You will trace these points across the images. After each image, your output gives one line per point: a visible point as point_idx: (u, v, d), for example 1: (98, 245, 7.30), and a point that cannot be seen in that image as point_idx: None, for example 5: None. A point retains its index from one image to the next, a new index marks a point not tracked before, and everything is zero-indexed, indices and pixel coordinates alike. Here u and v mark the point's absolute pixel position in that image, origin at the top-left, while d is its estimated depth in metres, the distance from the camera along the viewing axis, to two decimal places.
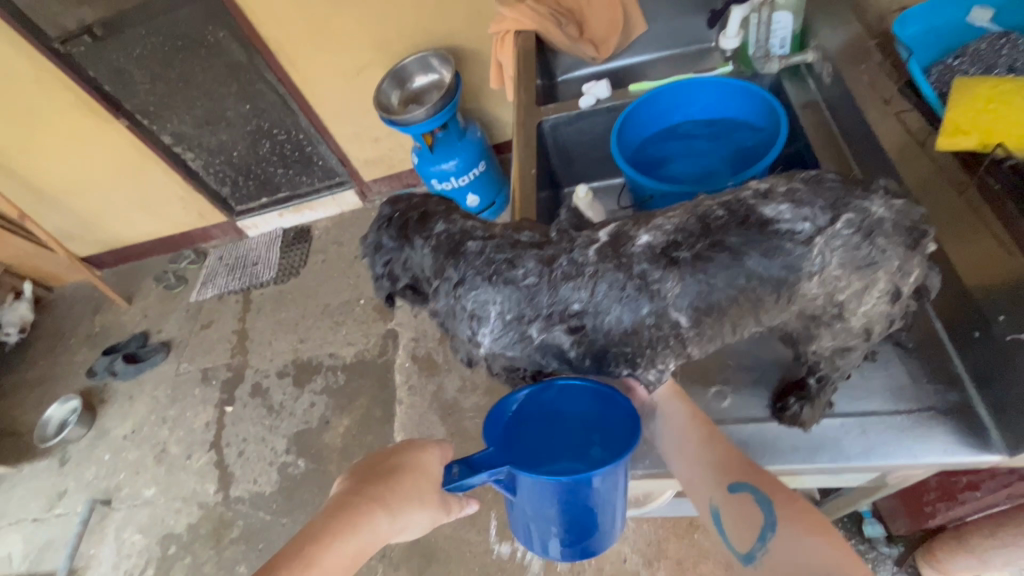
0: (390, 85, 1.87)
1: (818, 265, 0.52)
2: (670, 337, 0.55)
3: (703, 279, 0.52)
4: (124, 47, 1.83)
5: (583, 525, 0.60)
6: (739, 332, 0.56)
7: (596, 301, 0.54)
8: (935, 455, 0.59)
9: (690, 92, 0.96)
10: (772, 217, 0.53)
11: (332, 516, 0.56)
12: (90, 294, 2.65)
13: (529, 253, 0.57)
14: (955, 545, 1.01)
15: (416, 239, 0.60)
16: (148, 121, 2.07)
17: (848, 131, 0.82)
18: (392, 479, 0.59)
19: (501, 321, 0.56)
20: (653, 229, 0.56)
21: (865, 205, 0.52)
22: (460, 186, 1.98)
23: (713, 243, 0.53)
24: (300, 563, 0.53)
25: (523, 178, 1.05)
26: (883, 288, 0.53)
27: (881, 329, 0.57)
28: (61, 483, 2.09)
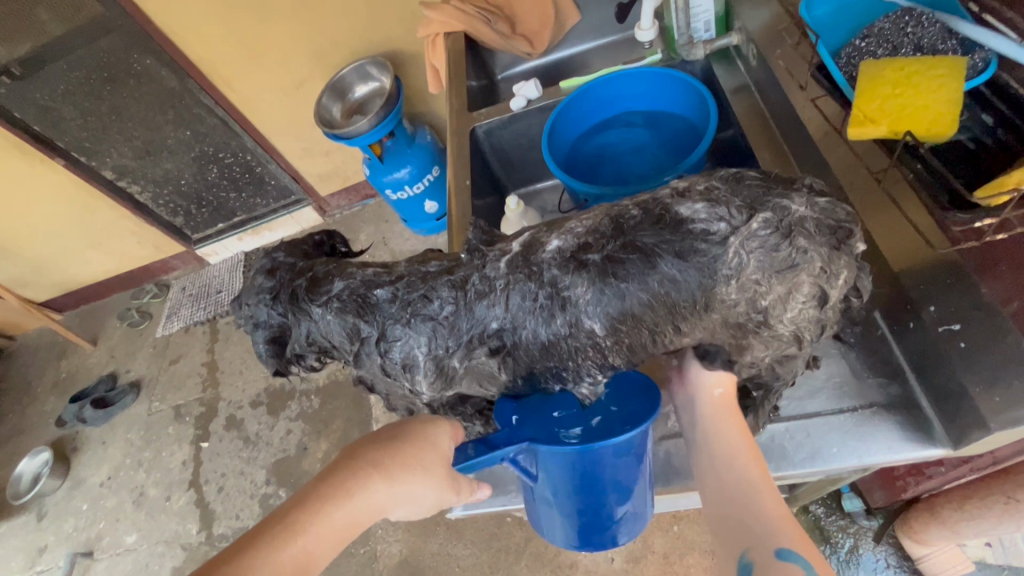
0: (331, 98, 1.79)
1: (735, 266, 0.46)
2: (589, 348, 0.51)
3: (618, 290, 0.48)
4: (46, 85, 1.71)
5: (605, 510, 0.53)
6: (659, 342, 0.52)
7: (512, 315, 0.51)
8: (879, 454, 0.56)
9: (622, 83, 0.93)
10: (686, 216, 0.48)
11: (327, 481, 0.51)
12: (52, 339, 2.54)
13: (440, 281, 0.53)
14: (929, 517, 1.01)
15: (312, 306, 0.55)
16: (86, 157, 1.96)
17: (778, 115, 0.79)
18: (393, 445, 0.53)
19: (430, 362, 0.53)
20: (564, 233, 0.51)
21: (784, 204, 0.46)
22: (415, 194, 1.91)
23: (625, 244, 0.48)
24: (282, 528, 0.48)
25: (458, 190, 1.00)
26: (808, 292, 0.48)
27: (812, 336, 0.52)
28: (39, 539, 2.02)
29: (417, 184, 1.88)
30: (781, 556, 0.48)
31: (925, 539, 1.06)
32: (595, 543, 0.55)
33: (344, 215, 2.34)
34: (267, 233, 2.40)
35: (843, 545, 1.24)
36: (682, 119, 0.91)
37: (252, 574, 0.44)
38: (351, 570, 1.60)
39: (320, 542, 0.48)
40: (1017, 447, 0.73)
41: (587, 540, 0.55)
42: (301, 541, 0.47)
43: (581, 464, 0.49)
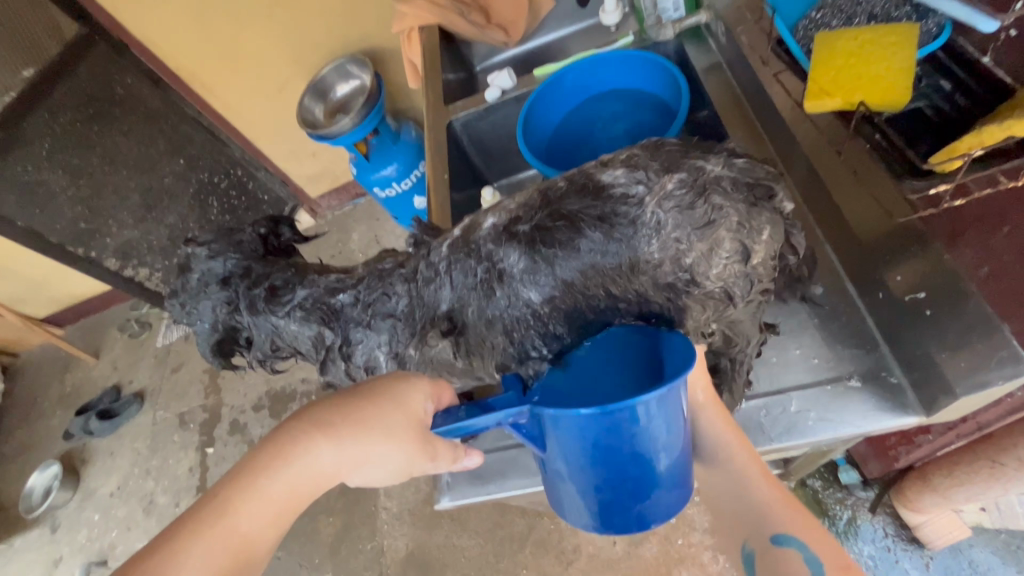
0: (313, 99, 1.78)
1: (654, 225, 0.46)
2: (529, 318, 0.50)
3: (548, 259, 0.48)
4: (30, 150, 1.62)
5: (631, 485, 0.46)
6: (594, 314, 0.50)
7: (457, 294, 0.52)
8: (855, 425, 0.57)
9: (595, 69, 0.93)
10: (608, 182, 0.48)
11: (266, 449, 0.50)
12: (55, 353, 2.56)
13: (394, 277, 0.56)
14: (922, 486, 1.01)
15: (277, 316, 0.58)
16: (83, 248, 1.87)
17: (749, 92, 0.79)
18: (341, 405, 0.52)
19: (391, 358, 0.56)
20: (498, 211, 0.53)
21: (700, 164, 0.47)
22: (404, 191, 1.90)
23: (552, 213, 0.49)
24: (218, 506, 0.48)
25: (436, 184, 1.00)
26: (730, 248, 0.46)
27: (743, 293, 0.49)
28: (54, 550, 2.05)
29: (405, 180, 1.87)
30: (777, 542, 0.51)
31: (920, 507, 1.07)
32: (614, 523, 0.48)
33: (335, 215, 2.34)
34: None
35: (841, 517, 1.24)
36: (654, 102, 0.90)
37: (184, 557, 0.45)
38: (359, 566, 1.62)
39: (259, 517, 0.49)
40: (998, 411, 0.73)
41: (609, 521, 0.48)
42: (232, 517, 0.48)
43: (591, 431, 0.42)
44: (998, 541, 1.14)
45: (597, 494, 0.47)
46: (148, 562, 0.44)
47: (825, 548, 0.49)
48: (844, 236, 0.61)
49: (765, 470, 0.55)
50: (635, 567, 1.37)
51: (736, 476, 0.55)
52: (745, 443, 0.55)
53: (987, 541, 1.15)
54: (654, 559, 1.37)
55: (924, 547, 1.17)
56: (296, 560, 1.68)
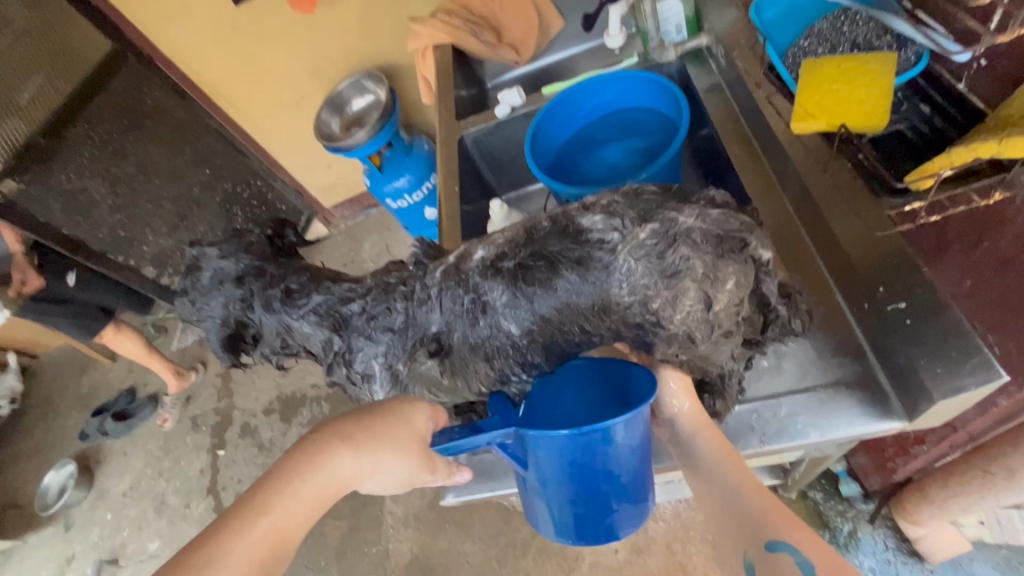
0: (330, 113, 1.84)
1: (625, 271, 0.49)
2: (507, 347, 0.54)
3: (528, 294, 0.51)
4: (72, 158, 1.63)
5: (603, 500, 0.53)
6: (569, 342, 0.54)
7: (446, 319, 0.56)
8: (841, 428, 0.60)
9: (600, 87, 0.97)
10: (586, 227, 0.51)
11: (292, 457, 0.54)
12: (74, 355, 2.62)
13: (395, 294, 0.59)
14: (919, 497, 1.03)
15: (290, 317, 0.61)
16: (123, 257, 1.83)
17: (747, 113, 0.83)
18: (362, 417, 0.56)
19: (387, 368, 0.59)
20: (488, 244, 0.56)
21: (673, 216, 0.49)
22: (415, 202, 1.96)
23: (533, 252, 0.52)
24: (253, 508, 0.51)
25: (447, 196, 1.04)
26: (694, 297, 0.49)
27: (704, 338, 0.52)
28: (67, 548, 2.09)
29: (416, 192, 1.93)
30: (772, 549, 0.51)
31: (918, 519, 1.08)
32: (587, 533, 0.54)
33: (348, 225, 2.40)
34: None
35: (841, 528, 1.25)
36: (652, 121, 0.96)
37: (227, 555, 0.48)
38: (364, 569, 1.64)
39: (289, 519, 0.52)
40: (987, 420, 0.75)
41: (582, 533, 0.54)
42: (269, 518, 0.51)
43: (570, 450, 0.49)
44: (999, 556, 1.15)
45: (572, 507, 0.53)
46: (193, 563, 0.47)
47: (818, 551, 0.49)
48: (833, 253, 0.65)
49: (756, 481, 0.57)
50: (636, 574, 1.39)
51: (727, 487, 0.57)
52: (733, 457, 0.58)
53: (988, 556, 1.15)
54: (655, 568, 1.38)
55: (924, 561, 1.18)
56: (303, 563, 1.71)
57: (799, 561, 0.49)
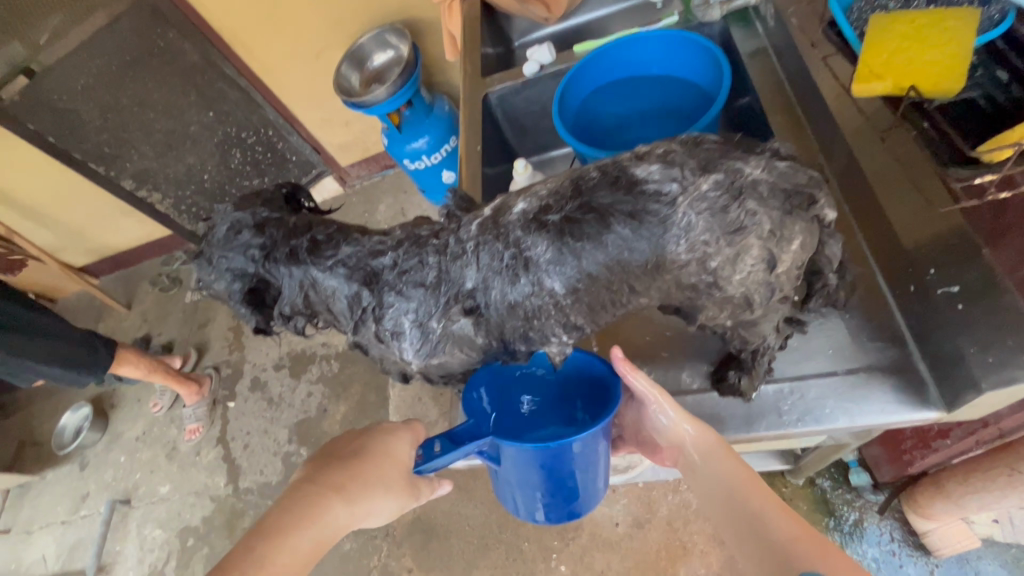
0: (350, 67, 1.79)
1: (685, 226, 0.47)
2: (551, 306, 0.51)
3: (575, 249, 0.48)
4: (66, 81, 1.71)
5: (568, 491, 0.61)
6: (619, 305, 0.52)
7: (482, 275, 0.52)
8: (872, 416, 0.57)
9: (636, 47, 0.92)
10: (642, 177, 0.48)
11: (289, 509, 0.54)
12: (89, 302, 2.64)
13: (428, 248, 0.56)
14: (934, 492, 1.01)
15: (316, 270, 0.58)
16: (105, 167, 2.00)
17: (795, 79, 0.78)
18: (355, 464, 0.58)
19: (419, 329, 0.54)
20: (529, 198, 0.53)
21: (738, 166, 0.47)
22: (433, 164, 1.91)
23: (583, 205, 0.49)
24: (251, 565, 0.50)
25: (469, 155, 1.01)
26: (756, 256, 0.48)
27: (762, 300, 0.52)
28: (82, 486, 2.15)
29: (435, 154, 1.88)
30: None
31: (931, 513, 1.06)
32: (551, 515, 0.64)
33: (364, 185, 2.36)
34: None
35: (847, 518, 1.23)
36: (688, 85, 0.91)
37: None
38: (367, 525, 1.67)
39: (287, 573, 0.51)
40: (1020, 417, 0.72)
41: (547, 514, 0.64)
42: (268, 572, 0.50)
43: (542, 457, 0.55)
44: (1008, 555, 1.12)
45: (539, 496, 0.61)
46: None
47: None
48: (880, 231, 0.61)
49: (789, 513, 0.58)
50: (635, 549, 1.40)
51: (749, 511, 0.59)
52: (752, 478, 0.60)
53: (997, 554, 1.13)
54: (654, 544, 1.39)
55: (930, 555, 1.16)
56: None
57: None
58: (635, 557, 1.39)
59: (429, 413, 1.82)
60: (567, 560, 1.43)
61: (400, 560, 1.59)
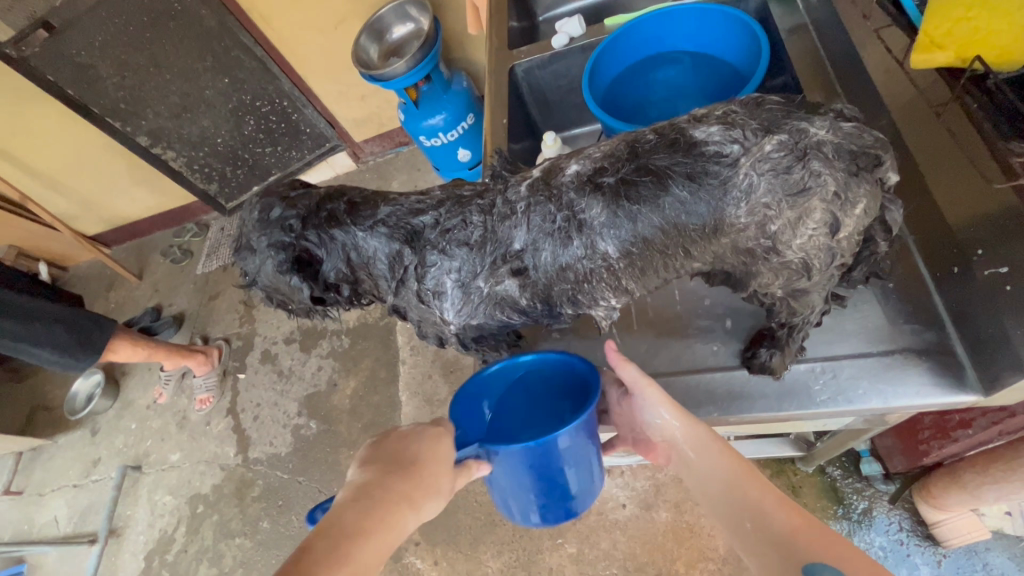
0: (369, 39, 1.75)
1: (747, 188, 0.52)
2: (603, 269, 0.58)
3: (631, 212, 0.55)
4: (86, 38, 1.72)
5: (561, 489, 0.62)
6: (673, 268, 0.58)
7: (531, 236, 0.58)
8: (908, 398, 0.56)
9: (670, 21, 0.90)
10: (701, 139, 0.53)
11: (362, 506, 0.52)
12: (100, 271, 2.64)
13: (472, 207, 0.61)
14: (949, 482, 1.01)
15: (358, 232, 0.64)
16: (120, 122, 2.01)
17: (837, 57, 0.76)
18: (424, 471, 0.56)
19: (460, 287, 0.61)
20: (582, 159, 0.58)
21: (802, 127, 0.51)
22: (449, 142, 1.89)
23: (638, 167, 0.54)
24: (335, 560, 0.48)
25: (495, 129, 0.99)
26: (819, 219, 0.51)
27: (823, 266, 0.55)
28: (94, 452, 2.18)
29: (451, 131, 1.86)
30: (808, 571, 0.48)
31: (943, 504, 1.06)
32: (548, 517, 0.65)
33: (378, 161, 2.34)
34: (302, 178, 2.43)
35: (857, 506, 1.24)
36: (718, 60, 0.90)
37: None
38: None
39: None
40: None
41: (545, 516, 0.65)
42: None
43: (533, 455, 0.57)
44: (1017, 548, 1.13)
45: (535, 499, 0.62)
46: None
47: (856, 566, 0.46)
48: (927, 212, 0.60)
49: (787, 505, 0.54)
50: (642, 530, 1.41)
51: (745, 505, 0.56)
52: (736, 463, 0.59)
53: (1005, 547, 1.13)
54: (661, 526, 1.40)
55: (938, 545, 1.16)
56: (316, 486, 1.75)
57: None
58: (641, 538, 1.40)
59: (439, 390, 1.83)
60: (573, 539, 1.45)
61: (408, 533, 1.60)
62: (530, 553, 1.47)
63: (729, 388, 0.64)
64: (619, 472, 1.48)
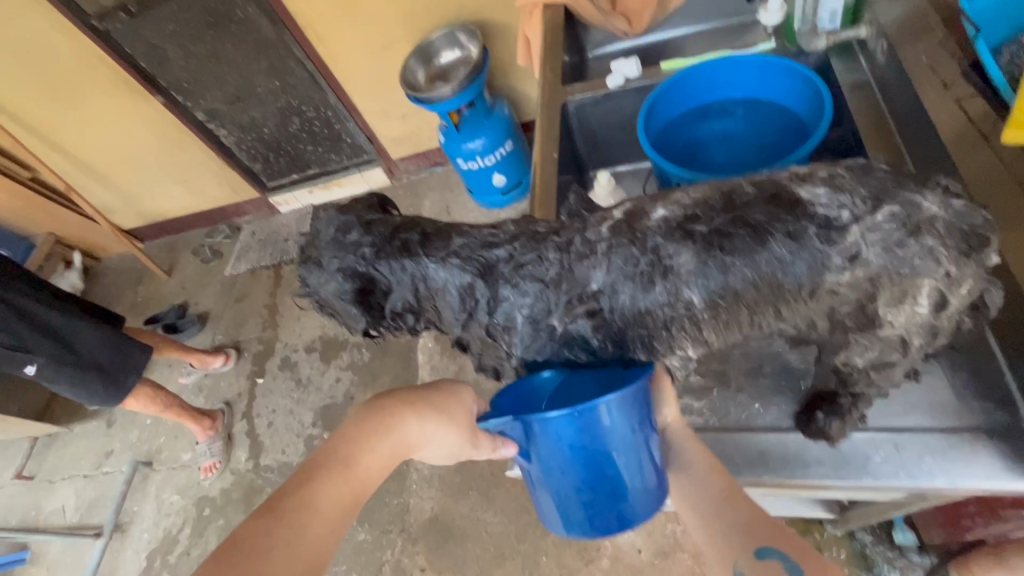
0: (417, 62, 1.79)
1: (851, 255, 0.54)
2: (684, 317, 0.59)
3: (723, 264, 0.56)
4: (157, 25, 1.83)
5: (610, 485, 0.58)
6: (756, 322, 0.61)
7: (611, 279, 0.58)
8: (975, 480, 0.55)
9: (728, 70, 0.90)
10: (807, 199, 0.55)
11: (364, 418, 0.56)
12: (132, 264, 2.69)
13: (548, 244, 0.60)
14: (994, 563, 0.96)
15: (428, 261, 0.62)
16: (183, 97, 2.10)
17: (903, 120, 0.75)
18: (421, 390, 0.60)
19: (528, 324, 0.61)
20: (671, 205, 0.59)
21: (917, 200, 0.53)
22: (486, 166, 1.90)
23: (735, 220, 0.56)
24: (338, 462, 0.52)
25: (544, 162, 0.99)
26: (928, 295, 0.54)
27: (920, 342, 0.58)
28: (108, 443, 2.19)
29: (489, 156, 1.87)
30: (759, 556, 0.53)
31: None
32: (601, 524, 0.60)
33: (411, 179, 2.37)
34: (336, 189, 2.46)
35: None
36: (784, 114, 0.89)
37: (316, 495, 0.49)
38: (383, 518, 1.65)
39: (369, 474, 0.53)
40: None
41: (597, 525, 0.60)
42: (354, 471, 0.52)
43: (567, 434, 0.54)
44: None
45: (578, 494, 0.59)
46: (287, 500, 0.47)
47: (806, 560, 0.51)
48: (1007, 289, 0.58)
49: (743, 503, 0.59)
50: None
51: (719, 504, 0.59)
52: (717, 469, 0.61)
53: None
54: None
55: None
56: None
57: (788, 566, 0.51)
58: None
59: None
60: None
61: (414, 557, 1.56)
62: None
63: (783, 450, 0.65)
64: None
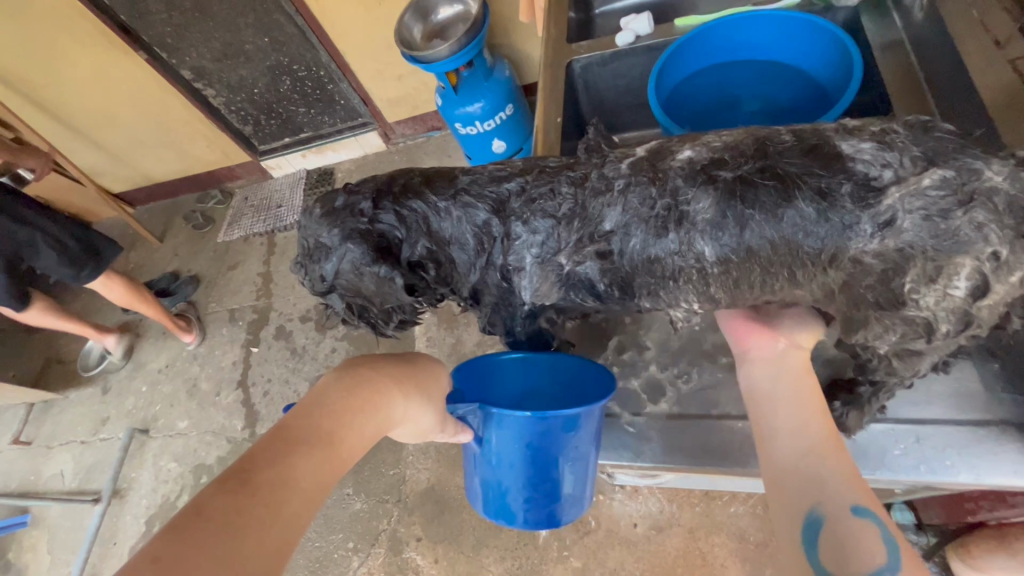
0: (413, 17, 1.68)
1: (887, 216, 0.50)
2: (693, 269, 0.58)
3: (743, 215, 0.54)
4: None
5: (549, 483, 0.71)
6: (769, 285, 0.58)
7: (624, 219, 0.58)
8: (998, 476, 0.55)
9: (754, 24, 0.82)
10: (849, 153, 0.52)
11: (346, 393, 0.52)
12: (122, 229, 2.62)
13: (561, 177, 0.61)
14: (995, 545, 0.94)
15: (431, 199, 0.63)
16: (166, 54, 1.98)
17: (939, 86, 0.69)
18: (405, 368, 0.59)
19: (537, 264, 0.62)
20: (698, 146, 0.57)
21: (977, 167, 0.49)
22: (485, 132, 1.82)
23: (764, 168, 0.53)
24: (322, 437, 0.47)
25: (547, 126, 0.93)
26: (966, 275, 0.50)
27: (951, 330, 0.53)
28: (103, 410, 2.18)
29: (488, 121, 1.79)
30: (856, 512, 0.46)
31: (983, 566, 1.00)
32: (530, 515, 0.74)
33: (408, 144, 2.29)
34: (330, 154, 2.37)
35: None
36: (807, 72, 0.83)
37: (299, 469, 0.43)
38: (380, 488, 1.64)
39: (353, 450, 0.49)
40: None
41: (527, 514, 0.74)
42: (337, 448, 0.47)
43: (528, 432, 0.65)
44: None
45: (519, 485, 0.71)
46: (267, 473, 0.41)
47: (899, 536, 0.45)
48: None
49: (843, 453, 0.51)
50: (651, 553, 1.36)
51: (817, 447, 0.52)
52: (825, 412, 0.55)
53: None
54: (673, 550, 1.35)
55: None
56: None
57: (886, 538, 0.44)
58: (650, 560, 1.35)
59: None
60: (579, 553, 1.40)
61: (410, 527, 1.56)
62: (534, 561, 1.42)
63: None
64: (633, 490, 1.43)
